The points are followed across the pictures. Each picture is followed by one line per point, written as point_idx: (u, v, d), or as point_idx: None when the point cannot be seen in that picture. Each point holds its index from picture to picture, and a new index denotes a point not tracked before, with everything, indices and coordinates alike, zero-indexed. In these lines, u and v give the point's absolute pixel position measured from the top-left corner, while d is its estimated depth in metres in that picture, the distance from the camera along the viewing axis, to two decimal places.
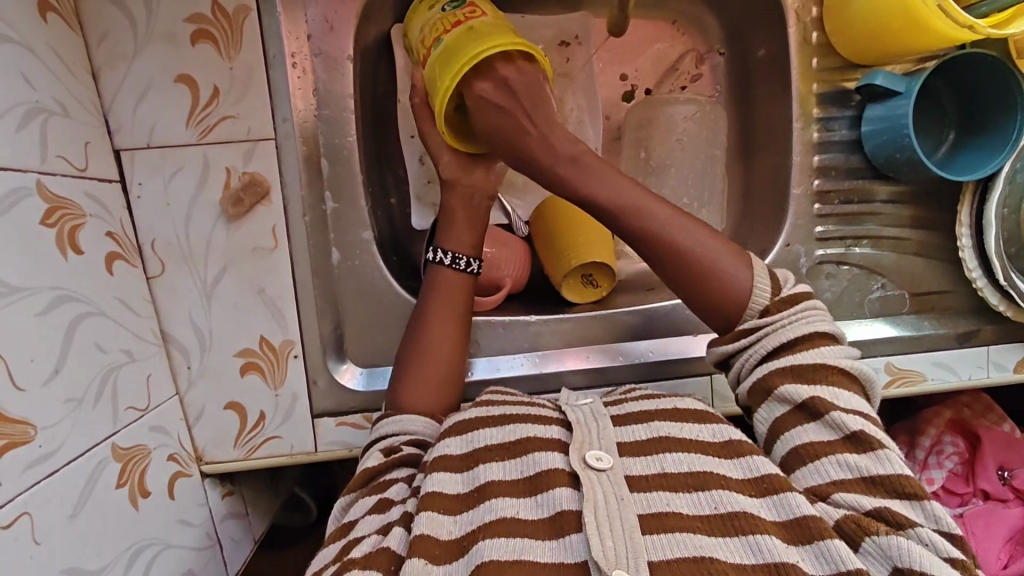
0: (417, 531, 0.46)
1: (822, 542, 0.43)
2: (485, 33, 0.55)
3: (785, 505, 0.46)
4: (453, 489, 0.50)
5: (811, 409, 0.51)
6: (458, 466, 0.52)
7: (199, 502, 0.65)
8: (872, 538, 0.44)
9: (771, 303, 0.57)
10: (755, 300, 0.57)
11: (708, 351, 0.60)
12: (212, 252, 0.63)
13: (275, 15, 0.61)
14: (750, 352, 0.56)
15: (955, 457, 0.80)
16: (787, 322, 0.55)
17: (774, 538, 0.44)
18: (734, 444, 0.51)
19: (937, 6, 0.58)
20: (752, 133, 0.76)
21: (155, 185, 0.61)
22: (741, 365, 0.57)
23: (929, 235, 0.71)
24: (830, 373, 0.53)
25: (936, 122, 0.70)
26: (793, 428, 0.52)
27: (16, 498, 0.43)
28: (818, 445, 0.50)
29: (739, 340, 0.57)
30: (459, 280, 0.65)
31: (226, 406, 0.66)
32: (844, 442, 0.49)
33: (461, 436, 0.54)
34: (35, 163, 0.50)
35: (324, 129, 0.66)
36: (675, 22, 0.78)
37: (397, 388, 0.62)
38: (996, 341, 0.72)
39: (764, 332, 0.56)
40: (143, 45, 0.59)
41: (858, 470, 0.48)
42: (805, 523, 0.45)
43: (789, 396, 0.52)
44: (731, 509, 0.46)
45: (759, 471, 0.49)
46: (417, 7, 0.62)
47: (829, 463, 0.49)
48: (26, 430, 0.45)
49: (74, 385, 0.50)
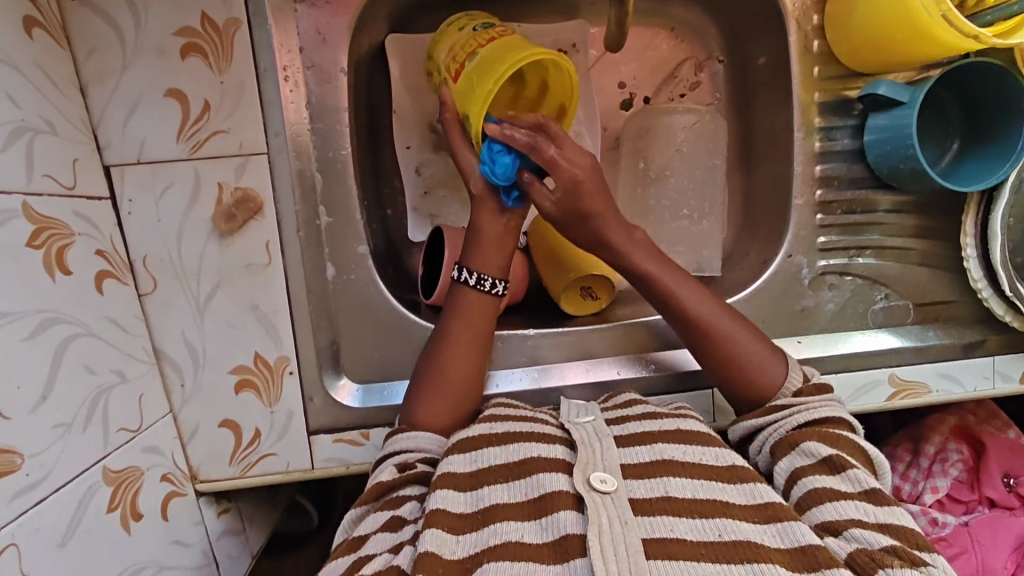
0: (422, 548, 0.45)
1: (828, 570, 0.42)
2: (526, 45, 0.58)
3: (788, 533, 0.45)
4: (457, 509, 0.49)
5: (835, 463, 0.51)
6: (464, 485, 0.51)
7: (194, 521, 0.64)
8: (886, 570, 0.42)
9: (803, 388, 0.59)
10: (788, 384, 0.59)
11: (733, 428, 0.60)
12: (205, 268, 0.62)
13: (266, 28, 0.60)
14: (778, 425, 0.57)
15: (959, 464, 0.78)
16: (816, 406, 0.57)
17: (780, 566, 0.42)
18: (737, 468, 0.51)
19: (941, 17, 0.57)
20: (753, 141, 0.75)
21: (146, 201, 0.60)
22: (766, 438, 0.57)
23: (933, 244, 0.70)
24: (859, 452, 0.53)
25: (940, 129, 0.69)
26: (813, 475, 0.51)
27: (2, 529, 0.42)
28: (835, 491, 0.49)
29: (767, 416, 0.58)
30: (483, 301, 0.63)
31: (220, 424, 0.65)
32: (861, 493, 0.49)
33: (465, 454, 0.53)
34: (21, 184, 0.49)
35: (318, 142, 0.65)
36: (674, 29, 0.77)
37: (413, 404, 0.61)
38: (1001, 351, 0.71)
39: (794, 409, 0.57)
40: (132, 59, 0.58)
41: (875, 515, 0.47)
42: (809, 551, 0.43)
43: (813, 451, 0.52)
44: (735, 537, 0.45)
45: (763, 499, 0.48)
46: (445, 28, 0.64)
47: (846, 505, 0.48)
48: (12, 459, 0.44)
49: (63, 409, 0.49)
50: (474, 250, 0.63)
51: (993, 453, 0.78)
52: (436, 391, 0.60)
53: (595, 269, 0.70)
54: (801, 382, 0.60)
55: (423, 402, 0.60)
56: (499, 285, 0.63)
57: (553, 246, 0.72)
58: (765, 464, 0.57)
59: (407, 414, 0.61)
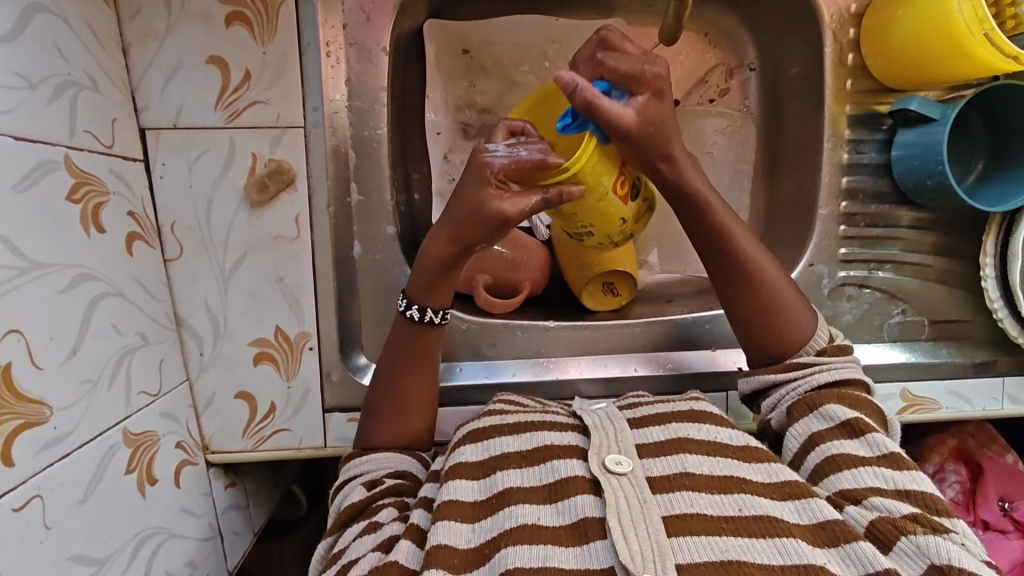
0: (434, 541, 0.45)
1: (848, 544, 0.42)
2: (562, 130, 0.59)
3: (809, 510, 0.45)
4: (470, 497, 0.49)
5: (854, 428, 0.50)
6: (475, 474, 0.51)
7: (203, 492, 0.64)
8: (908, 538, 0.42)
9: (829, 348, 0.58)
10: (815, 342, 0.58)
11: (707, 401, 0.58)
12: (233, 238, 0.62)
13: (312, 3, 0.61)
14: (798, 383, 0.56)
15: (957, 485, 0.79)
16: (840, 367, 0.56)
17: (800, 540, 0.42)
18: (753, 448, 0.51)
19: (984, 36, 0.58)
20: (780, 151, 0.76)
21: (179, 166, 0.60)
22: (783, 392, 0.56)
23: (950, 262, 0.71)
24: (873, 412, 0.53)
25: (964, 151, 0.70)
26: (830, 440, 0.50)
27: (29, 480, 0.42)
28: (854, 457, 0.49)
29: (788, 371, 0.57)
30: (426, 335, 0.60)
31: (236, 395, 0.64)
32: (880, 458, 0.48)
33: (476, 444, 0.53)
34: (64, 137, 0.49)
35: (354, 120, 0.65)
36: (708, 35, 0.78)
37: (369, 422, 0.60)
38: (1011, 373, 0.72)
39: (815, 367, 0.56)
40: (176, 25, 0.58)
41: (893, 482, 0.47)
42: (829, 526, 0.44)
43: (833, 414, 0.52)
44: (755, 512, 0.45)
45: (780, 477, 0.48)
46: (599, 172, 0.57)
47: (865, 472, 0.48)
48: (41, 411, 0.44)
49: (90, 365, 0.49)
50: (414, 283, 0.59)
51: (991, 477, 0.78)
52: (399, 420, 0.60)
53: (617, 265, 0.71)
54: (827, 342, 0.58)
55: (380, 421, 0.60)
56: (435, 314, 0.60)
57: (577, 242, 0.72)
58: (776, 421, 0.56)
59: (368, 426, 0.60)
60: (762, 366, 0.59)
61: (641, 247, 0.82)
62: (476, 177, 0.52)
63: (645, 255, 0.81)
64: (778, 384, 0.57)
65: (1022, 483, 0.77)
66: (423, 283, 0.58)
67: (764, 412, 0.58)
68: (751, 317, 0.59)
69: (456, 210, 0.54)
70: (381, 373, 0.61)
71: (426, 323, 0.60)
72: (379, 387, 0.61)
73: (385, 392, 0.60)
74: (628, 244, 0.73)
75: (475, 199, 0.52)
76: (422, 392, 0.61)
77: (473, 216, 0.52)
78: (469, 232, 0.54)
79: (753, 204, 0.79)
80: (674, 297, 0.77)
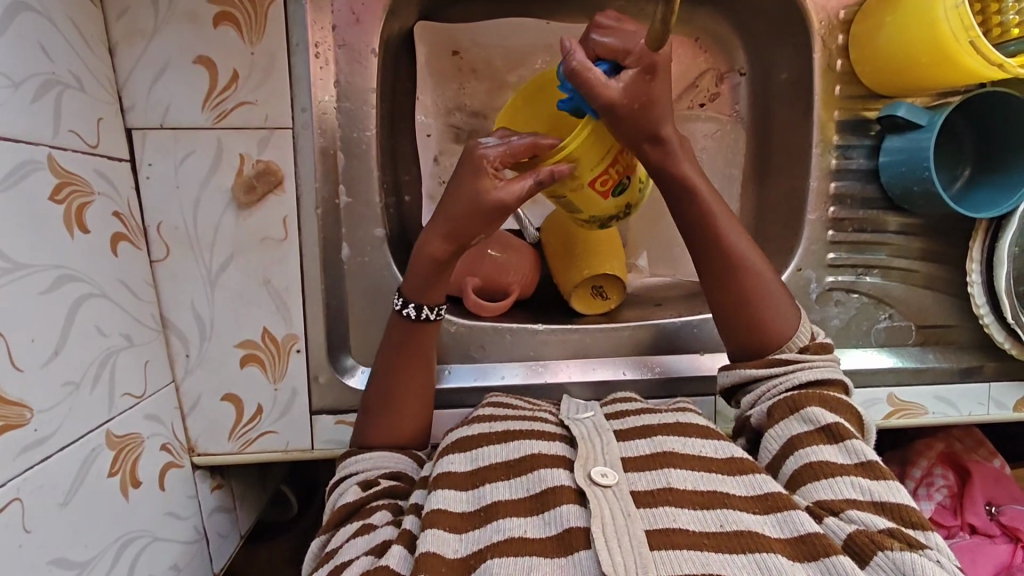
0: (423, 549, 0.45)
1: (828, 558, 0.42)
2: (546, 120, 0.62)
3: (789, 522, 0.45)
4: (459, 508, 0.48)
5: (834, 432, 0.50)
6: (464, 483, 0.50)
7: (189, 495, 0.63)
8: (885, 552, 0.42)
9: (810, 345, 0.58)
10: (796, 339, 0.58)
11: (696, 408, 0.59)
12: (220, 239, 0.61)
13: (301, 3, 0.60)
14: (776, 382, 0.56)
15: (944, 489, 0.78)
16: (821, 364, 0.56)
17: (780, 554, 0.42)
18: (738, 460, 0.50)
19: (970, 44, 0.58)
20: (769, 156, 0.76)
21: (166, 165, 0.60)
22: (764, 390, 0.56)
23: (937, 268, 0.71)
24: (852, 415, 0.53)
25: (951, 156, 0.71)
26: (811, 445, 0.50)
27: (7, 482, 0.42)
28: (832, 465, 0.49)
29: (767, 369, 0.57)
30: (423, 333, 0.60)
31: (222, 398, 0.64)
32: (857, 467, 0.48)
33: (465, 453, 0.53)
34: (48, 137, 0.48)
35: (343, 122, 0.64)
36: (699, 40, 0.78)
37: (361, 425, 0.60)
38: (997, 377, 0.72)
39: (798, 365, 0.56)
40: (163, 24, 0.58)
41: (870, 493, 0.47)
42: (809, 539, 0.43)
43: (814, 417, 0.52)
44: (736, 527, 0.45)
45: (764, 489, 0.48)
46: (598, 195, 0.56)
47: (842, 483, 0.48)
48: (22, 413, 0.44)
49: (72, 367, 0.49)
50: (410, 281, 0.58)
51: (978, 482, 0.78)
52: (392, 421, 0.60)
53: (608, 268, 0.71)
54: (808, 340, 0.58)
55: (372, 423, 0.60)
56: (430, 311, 0.59)
57: (566, 244, 0.73)
58: (757, 418, 0.56)
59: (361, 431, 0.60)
60: (745, 361, 0.59)
61: (631, 250, 0.82)
62: (472, 168, 0.53)
63: (635, 259, 0.82)
64: (756, 381, 0.57)
65: (1007, 488, 0.77)
66: (417, 281, 0.58)
67: (742, 408, 0.58)
68: (736, 318, 0.59)
69: (449, 205, 0.54)
70: (380, 376, 0.60)
71: (422, 320, 0.59)
72: (372, 383, 0.61)
73: (377, 388, 0.60)
74: (618, 246, 0.73)
75: (473, 190, 0.52)
76: (415, 394, 0.60)
77: (474, 216, 0.53)
78: (465, 231, 0.54)
79: (743, 209, 0.79)
80: (663, 301, 0.77)
